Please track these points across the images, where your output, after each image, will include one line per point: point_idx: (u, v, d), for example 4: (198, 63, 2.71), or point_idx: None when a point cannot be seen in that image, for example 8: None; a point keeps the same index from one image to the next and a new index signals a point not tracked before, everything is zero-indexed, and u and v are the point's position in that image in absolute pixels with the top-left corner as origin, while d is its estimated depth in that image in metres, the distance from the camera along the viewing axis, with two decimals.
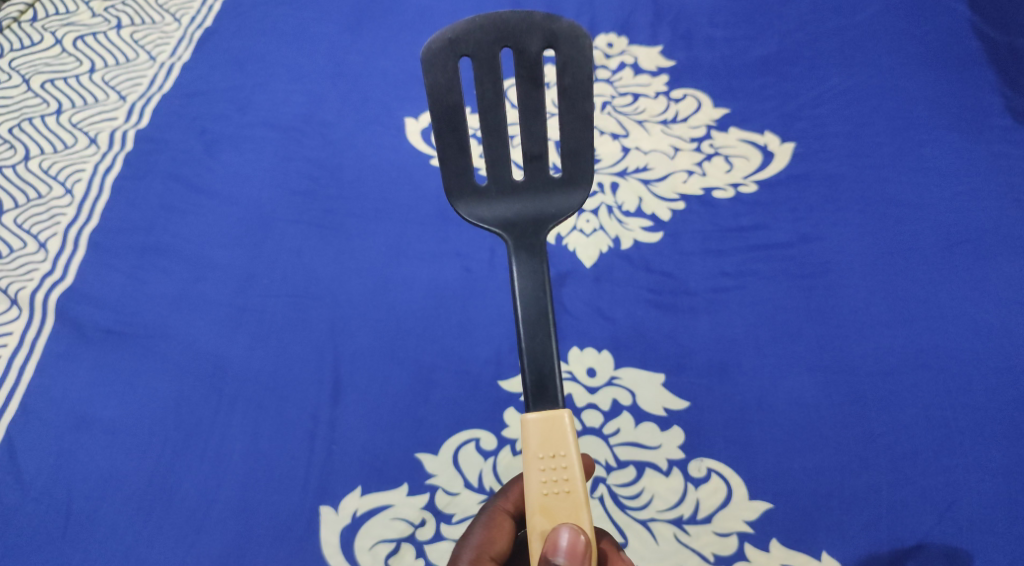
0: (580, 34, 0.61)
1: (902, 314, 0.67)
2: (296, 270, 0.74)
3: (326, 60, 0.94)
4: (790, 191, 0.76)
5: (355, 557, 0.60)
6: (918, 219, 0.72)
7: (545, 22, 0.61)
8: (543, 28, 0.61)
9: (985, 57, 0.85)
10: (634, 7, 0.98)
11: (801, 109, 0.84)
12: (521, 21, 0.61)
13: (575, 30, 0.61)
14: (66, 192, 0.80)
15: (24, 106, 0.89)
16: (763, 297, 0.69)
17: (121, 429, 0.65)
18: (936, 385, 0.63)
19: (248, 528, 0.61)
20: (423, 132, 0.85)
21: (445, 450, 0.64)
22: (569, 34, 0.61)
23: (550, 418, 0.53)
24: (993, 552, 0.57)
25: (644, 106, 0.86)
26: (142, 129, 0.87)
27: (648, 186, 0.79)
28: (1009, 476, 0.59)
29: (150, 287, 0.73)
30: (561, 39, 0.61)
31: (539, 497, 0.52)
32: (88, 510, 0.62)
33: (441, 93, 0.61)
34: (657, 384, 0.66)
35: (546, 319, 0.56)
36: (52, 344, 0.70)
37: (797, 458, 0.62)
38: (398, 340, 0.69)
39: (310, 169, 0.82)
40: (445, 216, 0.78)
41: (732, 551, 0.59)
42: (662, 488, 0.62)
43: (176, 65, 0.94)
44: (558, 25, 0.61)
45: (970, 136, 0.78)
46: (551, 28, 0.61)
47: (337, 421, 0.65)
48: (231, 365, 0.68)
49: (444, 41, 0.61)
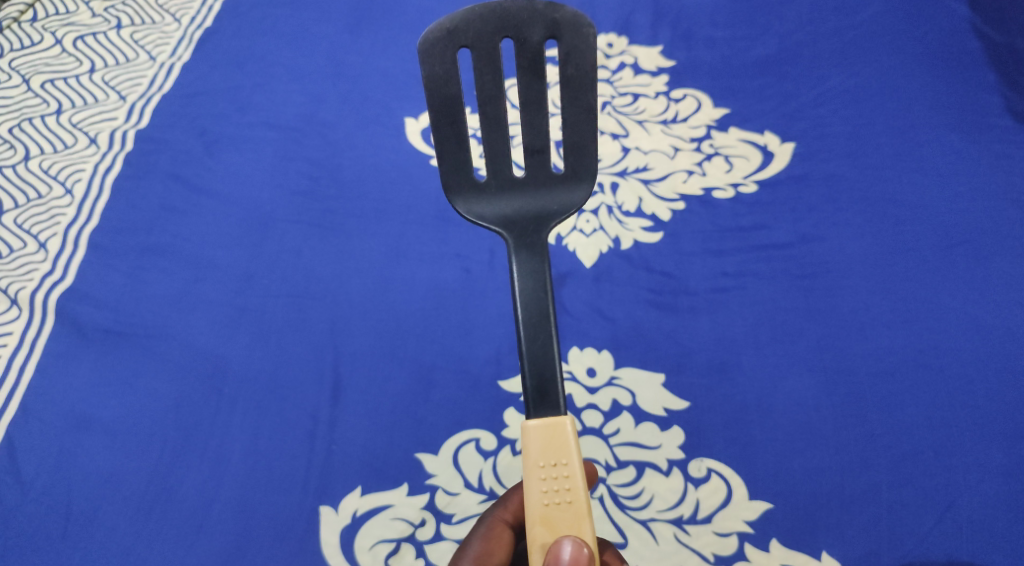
0: (583, 22, 0.61)
1: (902, 314, 0.67)
2: (296, 270, 0.74)
3: (326, 60, 0.94)
4: (789, 191, 0.76)
5: (355, 557, 0.60)
6: (917, 219, 0.72)
7: (547, 10, 0.61)
8: (546, 16, 0.61)
9: (985, 57, 0.85)
10: (633, 7, 0.98)
11: (801, 109, 0.84)
12: (523, 9, 0.61)
13: (578, 18, 0.61)
14: (66, 192, 0.80)
15: (24, 106, 0.89)
16: (762, 297, 0.69)
17: (120, 429, 0.65)
18: (937, 385, 0.63)
19: (248, 528, 0.61)
20: (423, 132, 0.85)
21: (445, 450, 0.64)
22: (572, 22, 0.61)
23: (552, 425, 0.53)
24: (993, 552, 0.57)
25: (643, 106, 0.86)
26: (142, 129, 0.87)
27: (648, 186, 0.79)
28: (1009, 475, 0.59)
29: (151, 287, 0.73)
30: (564, 27, 0.61)
31: (540, 508, 0.52)
32: (87, 511, 0.62)
33: (438, 84, 0.61)
34: (657, 384, 0.66)
35: (547, 320, 0.56)
36: (53, 344, 0.70)
37: (797, 458, 0.62)
38: (397, 340, 0.69)
39: (310, 169, 0.82)
40: (444, 215, 0.78)
41: (732, 551, 0.59)
42: (662, 488, 0.62)
43: (176, 65, 0.94)
44: (561, 13, 0.61)
45: (970, 136, 0.78)
46: (554, 16, 0.61)
47: (336, 421, 0.65)
48: (231, 365, 0.68)
49: (443, 30, 0.60)
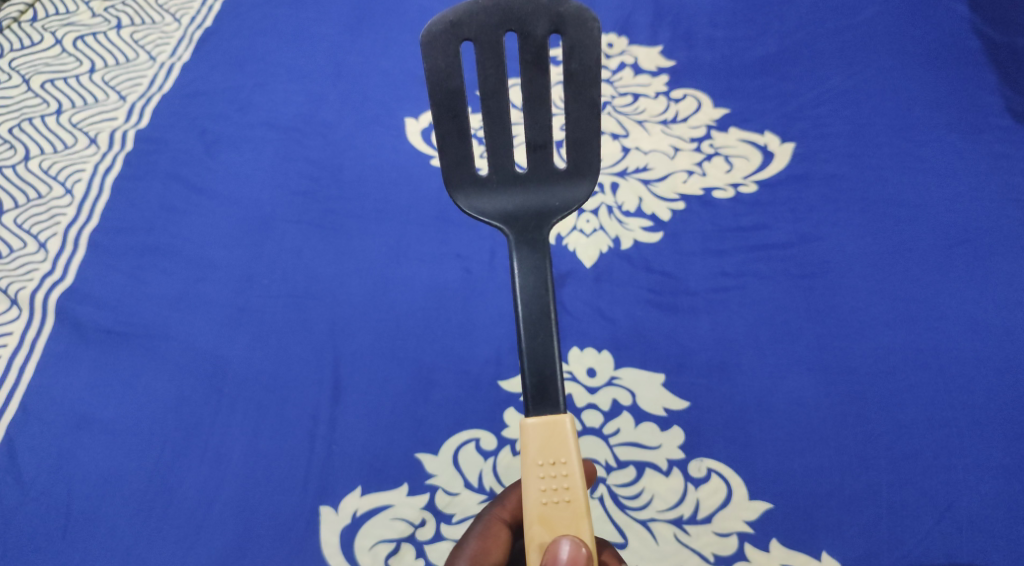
0: (587, 17, 0.61)
1: (902, 314, 0.67)
2: (296, 270, 0.74)
3: (326, 60, 0.94)
4: (789, 191, 0.76)
5: (355, 557, 0.60)
6: (917, 220, 0.72)
7: (551, 4, 0.61)
8: (550, 10, 0.61)
9: (984, 57, 0.85)
10: (633, 6, 0.98)
11: (801, 109, 0.84)
12: (527, 3, 0.61)
13: (582, 12, 0.61)
14: (66, 192, 0.80)
15: (24, 106, 0.89)
16: (762, 297, 0.69)
17: (120, 429, 0.65)
18: (937, 385, 0.63)
19: (248, 528, 0.61)
20: (423, 132, 0.85)
21: (445, 450, 0.64)
22: (576, 16, 0.61)
23: (551, 423, 0.53)
24: (993, 552, 0.57)
25: (644, 106, 0.86)
26: (142, 129, 0.87)
27: (648, 186, 0.79)
28: (1009, 475, 0.59)
29: (151, 287, 0.73)
30: (568, 22, 0.61)
31: (538, 507, 0.52)
32: (87, 511, 0.62)
33: (440, 77, 0.61)
34: (657, 384, 0.66)
35: (547, 317, 0.56)
36: (53, 344, 0.70)
37: (797, 458, 0.62)
38: (397, 340, 0.69)
39: (310, 169, 0.82)
40: (444, 215, 0.78)
41: (731, 551, 0.59)
42: (662, 488, 0.62)
43: (176, 65, 0.94)
44: (565, 8, 0.61)
45: (970, 136, 0.78)
46: (558, 10, 0.61)
47: (336, 421, 0.65)
48: (231, 365, 0.68)
49: (446, 23, 0.61)
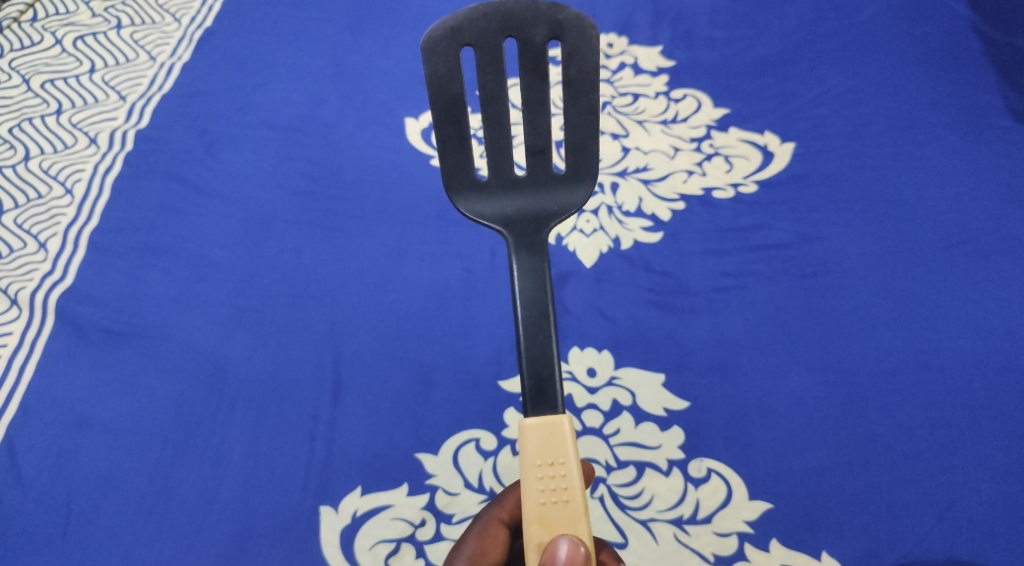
0: (586, 24, 0.61)
1: (902, 314, 0.67)
2: (297, 270, 0.74)
3: (326, 60, 0.94)
4: (789, 192, 0.76)
5: (355, 557, 0.60)
6: (917, 220, 0.72)
7: (550, 11, 0.61)
8: (549, 17, 0.61)
9: (985, 57, 0.85)
10: (633, 6, 0.99)
11: (801, 109, 0.84)
12: (526, 9, 0.61)
13: (581, 19, 0.61)
14: (66, 192, 0.80)
15: (24, 106, 0.89)
16: (762, 297, 0.69)
17: (120, 429, 0.65)
18: (937, 385, 0.63)
19: (248, 528, 0.61)
20: (423, 132, 0.85)
21: (445, 450, 0.64)
22: (575, 23, 0.61)
23: (549, 424, 0.53)
24: (993, 552, 0.57)
25: (644, 106, 0.86)
26: (142, 129, 0.87)
27: (648, 186, 0.79)
28: (1009, 475, 0.59)
29: (151, 287, 0.73)
30: (567, 29, 0.61)
31: (537, 507, 0.52)
32: (88, 511, 0.62)
33: (441, 83, 0.61)
34: (657, 384, 0.66)
35: (547, 320, 0.56)
36: (53, 343, 0.70)
37: (797, 458, 0.62)
38: (398, 340, 0.69)
39: (310, 169, 0.82)
40: (444, 216, 0.78)
41: (732, 551, 0.59)
42: (662, 488, 0.62)
43: (176, 64, 0.94)
44: (564, 15, 0.61)
45: (970, 137, 0.78)
46: (557, 17, 0.61)
47: (336, 421, 0.65)
48: (231, 365, 0.68)
49: (446, 30, 0.61)
